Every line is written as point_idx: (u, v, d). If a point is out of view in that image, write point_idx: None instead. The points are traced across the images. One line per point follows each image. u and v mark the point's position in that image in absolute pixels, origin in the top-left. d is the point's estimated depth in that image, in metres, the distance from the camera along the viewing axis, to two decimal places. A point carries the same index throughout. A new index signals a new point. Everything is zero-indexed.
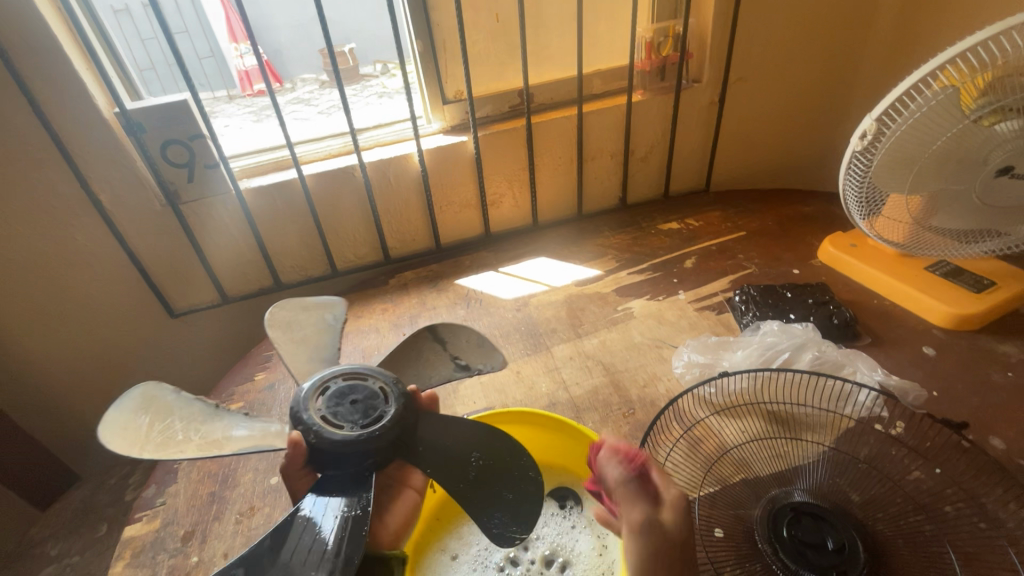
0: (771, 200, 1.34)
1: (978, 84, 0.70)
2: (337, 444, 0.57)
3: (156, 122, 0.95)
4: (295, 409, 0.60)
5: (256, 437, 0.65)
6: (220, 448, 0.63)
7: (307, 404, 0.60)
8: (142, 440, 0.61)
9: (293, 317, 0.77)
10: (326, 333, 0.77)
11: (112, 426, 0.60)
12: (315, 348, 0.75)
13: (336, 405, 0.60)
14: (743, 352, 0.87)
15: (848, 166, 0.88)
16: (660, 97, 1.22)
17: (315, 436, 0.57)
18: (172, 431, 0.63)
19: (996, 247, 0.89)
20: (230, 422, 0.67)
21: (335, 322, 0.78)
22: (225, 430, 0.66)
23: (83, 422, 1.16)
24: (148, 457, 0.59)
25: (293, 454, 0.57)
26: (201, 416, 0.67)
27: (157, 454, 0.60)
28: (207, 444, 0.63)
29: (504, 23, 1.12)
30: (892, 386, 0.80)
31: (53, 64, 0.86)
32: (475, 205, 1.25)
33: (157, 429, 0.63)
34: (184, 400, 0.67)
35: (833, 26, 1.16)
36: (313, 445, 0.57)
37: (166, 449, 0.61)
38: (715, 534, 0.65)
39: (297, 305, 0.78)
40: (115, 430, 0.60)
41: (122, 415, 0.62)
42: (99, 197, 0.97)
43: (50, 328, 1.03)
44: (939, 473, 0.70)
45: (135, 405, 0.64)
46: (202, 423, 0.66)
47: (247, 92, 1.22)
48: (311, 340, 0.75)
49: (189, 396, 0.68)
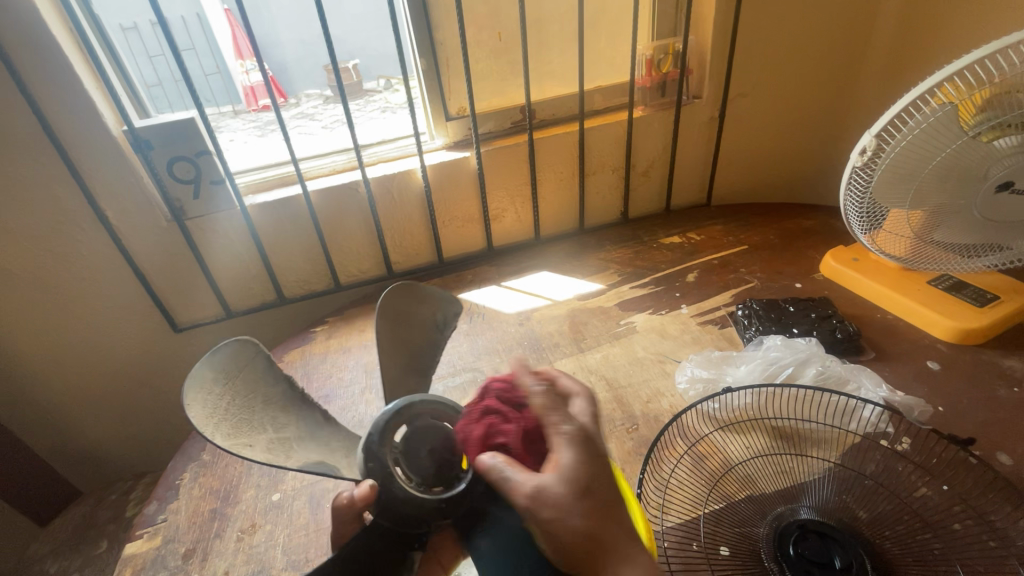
0: (772, 213, 1.34)
1: (975, 101, 0.71)
2: (397, 506, 0.52)
3: (162, 140, 0.96)
4: (371, 432, 0.54)
5: (326, 455, 0.61)
6: (290, 457, 0.58)
7: (382, 434, 0.54)
8: (218, 417, 0.55)
9: (405, 308, 0.80)
10: (429, 332, 0.82)
11: (195, 385, 0.54)
12: (415, 346, 0.80)
13: (410, 446, 0.55)
14: (747, 367, 0.87)
15: (848, 182, 0.89)
16: (661, 112, 1.23)
17: (378, 483, 0.52)
18: (244, 418, 0.58)
19: (1000, 261, 0.89)
20: (298, 425, 0.64)
21: (441, 323, 0.84)
22: (293, 433, 0.62)
23: (85, 437, 1.17)
24: (223, 445, 0.53)
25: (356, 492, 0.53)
26: (277, 406, 0.63)
27: (231, 444, 0.53)
28: (275, 445, 0.59)
29: (506, 41, 1.14)
30: (897, 402, 0.80)
31: (63, 83, 0.87)
32: (477, 219, 1.26)
33: (234, 412, 0.58)
34: (264, 376, 0.64)
35: (830, 44, 1.18)
36: (376, 493, 0.52)
37: (238, 438, 0.56)
38: (721, 553, 0.64)
39: (414, 294, 0.83)
40: (195, 393, 0.54)
41: (205, 367, 0.57)
42: (105, 213, 0.98)
43: (54, 343, 1.04)
44: (947, 490, 0.69)
45: (219, 362, 0.59)
46: (275, 416, 0.62)
47: (252, 107, 1.24)
48: (416, 335, 0.81)
49: (268, 378, 0.64)
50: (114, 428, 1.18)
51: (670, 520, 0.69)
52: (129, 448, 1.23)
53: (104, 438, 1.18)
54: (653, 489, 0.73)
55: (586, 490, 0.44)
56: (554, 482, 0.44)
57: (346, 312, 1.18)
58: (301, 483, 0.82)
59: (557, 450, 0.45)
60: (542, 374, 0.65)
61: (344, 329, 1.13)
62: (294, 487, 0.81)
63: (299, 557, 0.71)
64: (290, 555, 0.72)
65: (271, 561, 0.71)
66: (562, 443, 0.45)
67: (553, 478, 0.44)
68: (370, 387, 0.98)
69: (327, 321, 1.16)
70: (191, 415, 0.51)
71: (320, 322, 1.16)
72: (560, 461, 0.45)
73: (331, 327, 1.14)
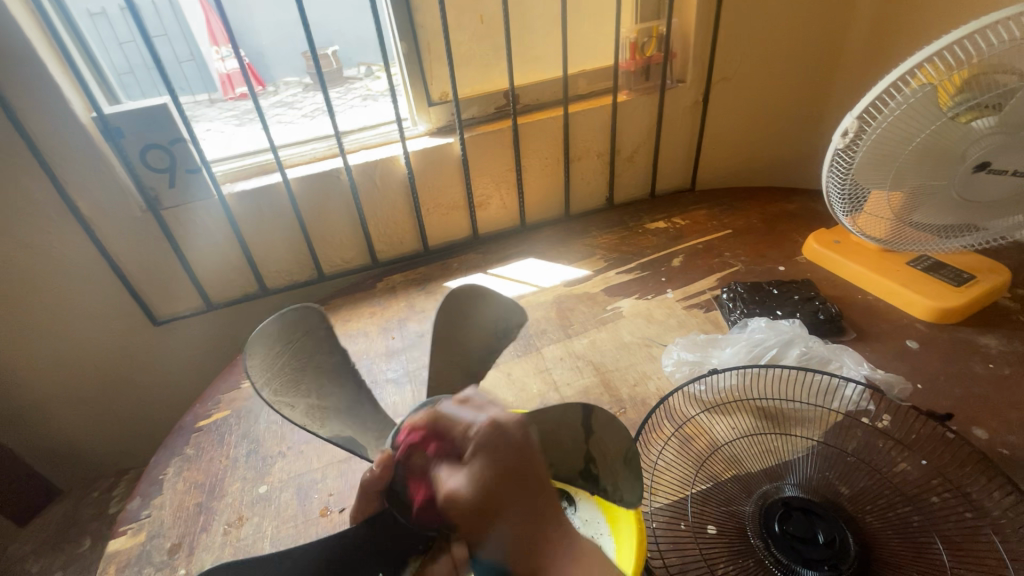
0: (756, 198, 1.35)
1: (955, 82, 0.73)
2: (410, 498, 0.48)
3: (134, 126, 0.92)
4: (398, 422, 0.52)
5: (356, 434, 0.61)
6: (323, 425, 0.59)
7: (410, 428, 0.52)
8: (270, 373, 0.59)
9: (467, 307, 0.71)
10: (488, 338, 0.71)
11: (258, 339, 0.59)
12: (469, 350, 0.70)
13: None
14: (732, 349, 0.88)
15: (831, 163, 0.89)
16: (645, 96, 1.22)
17: (399, 472, 0.49)
18: (296, 379, 0.62)
19: (975, 241, 0.91)
20: (343, 398, 0.65)
21: (503, 330, 0.72)
22: (334, 405, 0.63)
23: (63, 436, 1.14)
24: (266, 396, 0.57)
25: (379, 474, 0.49)
26: (328, 376, 0.65)
27: (273, 398, 0.57)
28: (315, 412, 0.61)
29: (488, 25, 1.12)
30: (879, 380, 0.81)
31: (27, 69, 0.84)
32: (463, 207, 1.25)
33: (288, 370, 0.61)
34: (324, 348, 0.66)
35: (813, 27, 1.18)
36: (394, 484, 0.49)
37: (283, 396, 0.59)
38: (709, 531, 0.65)
39: (478, 296, 0.72)
40: (259, 345, 0.59)
41: (273, 326, 0.61)
42: (77, 205, 0.94)
43: (27, 339, 1.01)
44: (925, 464, 0.71)
45: (288, 323, 0.63)
46: (324, 385, 0.64)
47: (229, 96, 1.20)
48: (473, 338, 0.71)
49: (327, 349, 0.67)
50: (94, 426, 1.16)
51: (658, 501, 0.70)
52: (110, 444, 1.21)
53: (83, 436, 1.16)
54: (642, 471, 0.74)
55: (494, 492, 0.40)
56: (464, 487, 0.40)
57: (330, 302, 1.16)
58: (288, 474, 0.81)
59: (468, 460, 0.41)
60: (600, 416, 0.56)
61: (329, 319, 1.12)
62: (280, 479, 0.80)
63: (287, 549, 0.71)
64: (279, 547, 0.71)
65: (259, 553, 0.71)
66: (472, 450, 0.41)
67: (466, 489, 0.40)
68: None
69: None
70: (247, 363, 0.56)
71: None
72: (469, 470, 0.40)
73: None
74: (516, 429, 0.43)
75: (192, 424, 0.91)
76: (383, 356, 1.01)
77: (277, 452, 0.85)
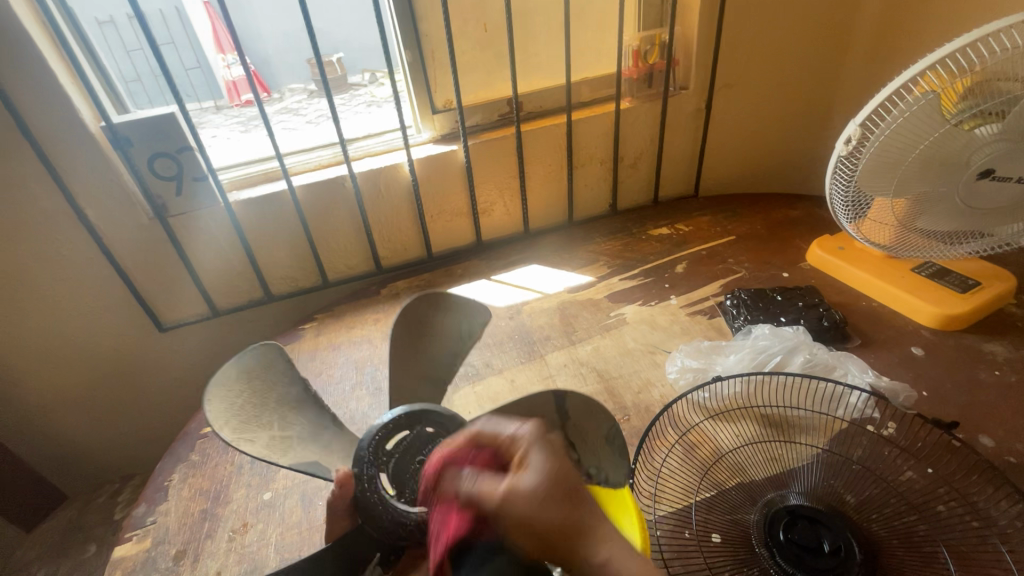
0: (760, 204, 1.35)
1: (958, 89, 0.72)
2: (370, 511, 0.52)
3: (143, 136, 0.94)
4: (365, 437, 0.55)
5: (322, 456, 0.62)
6: (285, 453, 0.60)
7: (372, 441, 0.54)
8: (229, 411, 0.61)
9: (425, 314, 0.73)
10: (452, 342, 0.74)
11: (219, 380, 0.62)
12: (435, 356, 0.72)
13: (400, 456, 0.54)
14: (736, 356, 0.88)
15: (834, 170, 0.89)
16: (648, 103, 1.23)
17: (361, 487, 0.53)
18: (258, 412, 0.63)
19: (980, 248, 0.90)
20: (307, 424, 0.66)
21: (467, 332, 0.74)
22: (298, 433, 0.64)
23: (69, 441, 1.15)
24: (225, 434, 0.57)
25: (338, 492, 0.53)
26: (291, 406, 0.67)
27: (230, 435, 0.58)
28: (278, 443, 0.61)
29: (492, 34, 1.13)
30: (883, 387, 0.81)
31: (39, 80, 0.85)
32: (466, 213, 1.25)
33: (250, 405, 0.63)
34: (284, 379, 0.68)
35: (815, 35, 1.19)
36: (358, 497, 0.53)
37: (242, 432, 0.60)
38: (713, 539, 0.65)
39: (436, 302, 0.74)
40: (217, 387, 0.62)
41: (231, 366, 0.64)
42: (85, 213, 0.95)
43: (35, 346, 1.02)
44: (931, 473, 0.70)
45: (243, 362, 0.66)
46: (286, 414, 0.65)
47: (235, 102, 1.22)
48: (432, 346, 0.72)
49: (291, 379, 0.69)
50: (100, 431, 1.17)
51: (662, 509, 0.70)
52: (116, 450, 1.21)
53: (89, 441, 1.17)
54: (646, 478, 0.74)
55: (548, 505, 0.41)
56: (527, 486, 0.42)
57: (335, 308, 1.17)
58: (293, 480, 0.81)
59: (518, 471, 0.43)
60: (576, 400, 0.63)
61: (333, 325, 1.12)
62: (285, 486, 0.80)
63: (292, 556, 0.71)
64: (283, 553, 0.72)
65: (263, 560, 0.71)
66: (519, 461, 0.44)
67: (526, 484, 0.42)
68: (361, 383, 0.97)
69: (317, 317, 1.15)
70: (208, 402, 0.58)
71: (309, 318, 1.15)
72: (526, 468, 0.43)
73: (320, 323, 1.13)
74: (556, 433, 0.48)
75: (197, 431, 0.92)
76: (387, 362, 1.01)
77: (281, 459, 0.85)
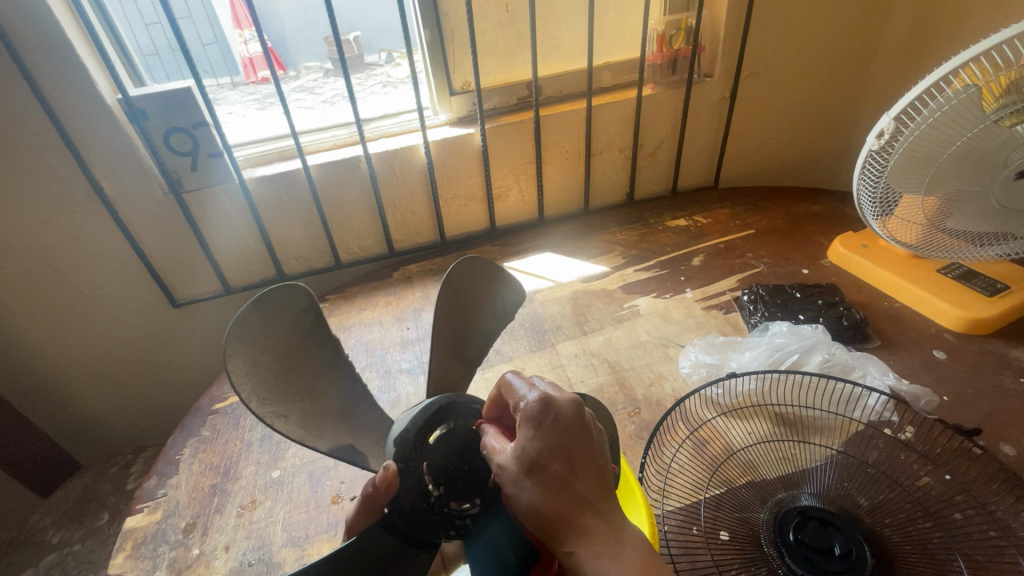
0: (781, 198, 1.32)
1: (1001, 83, 0.67)
2: (414, 512, 0.48)
3: (158, 109, 0.92)
4: (407, 427, 0.50)
5: (354, 439, 0.61)
6: (319, 437, 0.58)
7: (419, 434, 0.49)
8: (256, 378, 0.55)
9: (467, 285, 0.69)
10: (487, 320, 0.71)
11: (240, 339, 0.54)
12: (467, 334, 0.69)
13: (445, 451, 0.49)
14: (751, 353, 0.86)
15: (862, 168, 0.86)
16: (671, 90, 1.20)
17: (406, 489, 0.48)
18: (283, 381, 0.58)
19: (1010, 250, 0.86)
20: (336, 398, 0.63)
21: (501, 312, 0.72)
22: (328, 407, 0.61)
23: (84, 411, 1.18)
24: (256, 412, 0.53)
25: (382, 490, 0.47)
26: (318, 372, 0.62)
27: (263, 411, 0.53)
28: (310, 419, 0.58)
29: (513, 14, 1.10)
30: (904, 391, 0.79)
31: (57, 48, 0.84)
32: (480, 198, 1.24)
33: (276, 371, 0.57)
34: (311, 338, 0.62)
35: (849, 22, 1.14)
36: (399, 497, 0.48)
37: (273, 405, 0.55)
38: (721, 537, 0.64)
39: (481, 273, 0.70)
40: (240, 347, 0.54)
41: (252, 315, 0.56)
42: (101, 184, 0.95)
43: (52, 317, 1.03)
44: (949, 479, 0.69)
45: (270, 315, 0.58)
46: (314, 384, 0.61)
47: (252, 79, 1.18)
48: (470, 321, 0.70)
49: (317, 339, 0.63)
50: (111, 403, 1.20)
51: (671, 504, 0.70)
52: (128, 420, 1.24)
53: (101, 412, 1.20)
54: (655, 473, 0.74)
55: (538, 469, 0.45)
56: (509, 460, 0.46)
57: (346, 290, 1.17)
58: (301, 460, 0.82)
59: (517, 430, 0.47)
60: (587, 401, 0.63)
61: (343, 307, 1.12)
62: (293, 465, 0.81)
63: (299, 534, 0.71)
64: (290, 531, 0.72)
65: (271, 537, 0.71)
66: (520, 421, 0.47)
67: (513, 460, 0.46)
68: (370, 364, 0.98)
69: (327, 299, 1.15)
70: (232, 373, 0.51)
71: (319, 299, 1.15)
72: (518, 444, 0.46)
73: (330, 304, 1.13)
74: (568, 407, 0.47)
75: (208, 406, 0.93)
76: (397, 345, 1.01)
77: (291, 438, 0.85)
